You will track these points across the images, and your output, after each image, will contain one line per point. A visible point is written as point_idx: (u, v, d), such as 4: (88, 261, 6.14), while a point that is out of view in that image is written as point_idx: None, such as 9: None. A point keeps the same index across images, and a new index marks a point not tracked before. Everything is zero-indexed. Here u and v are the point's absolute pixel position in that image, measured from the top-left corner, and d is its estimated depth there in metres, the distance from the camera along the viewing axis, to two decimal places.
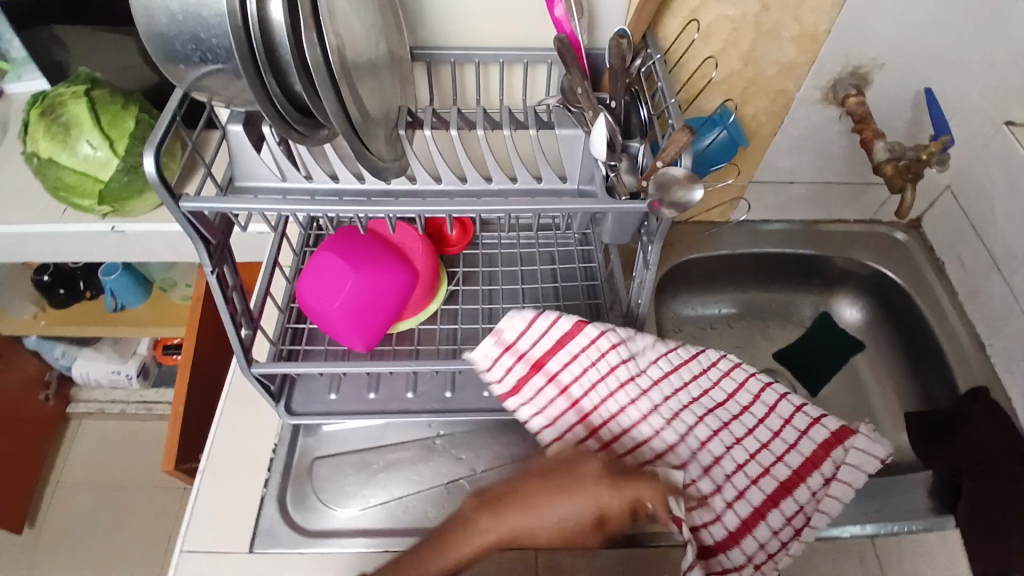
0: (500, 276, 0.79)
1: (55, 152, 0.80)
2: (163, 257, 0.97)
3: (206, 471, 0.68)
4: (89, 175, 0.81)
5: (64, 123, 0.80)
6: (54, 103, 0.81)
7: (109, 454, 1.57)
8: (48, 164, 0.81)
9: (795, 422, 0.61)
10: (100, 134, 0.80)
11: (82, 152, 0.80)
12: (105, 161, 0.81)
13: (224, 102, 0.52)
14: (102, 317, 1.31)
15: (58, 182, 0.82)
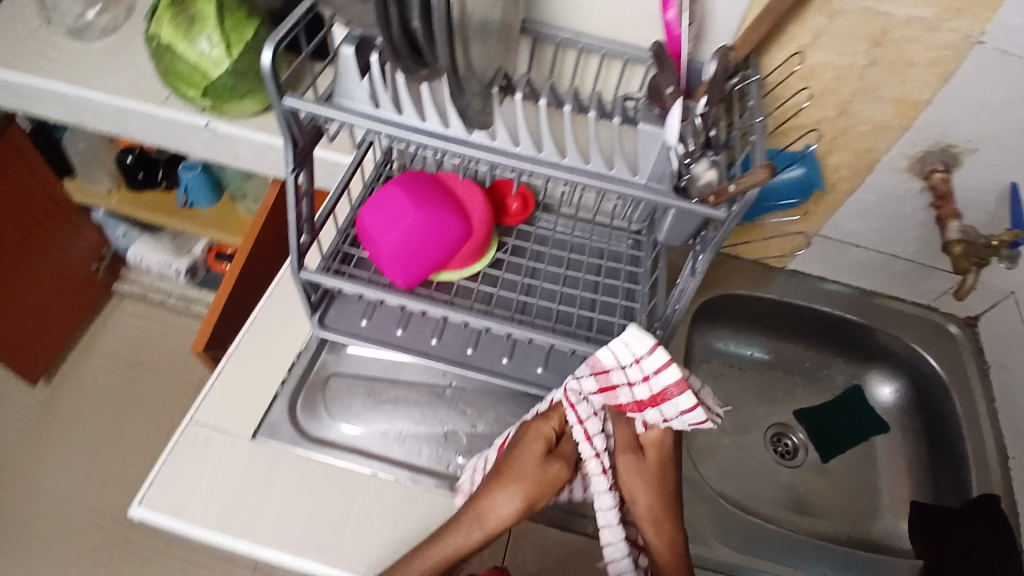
0: (548, 257, 0.81)
1: (175, 41, 0.86)
2: (243, 163, 1.02)
3: (232, 357, 0.72)
4: (200, 71, 0.86)
5: (190, 17, 0.85)
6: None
7: (140, 336, 1.64)
8: (165, 51, 0.87)
9: (634, 380, 0.60)
10: (220, 35, 0.84)
11: (197, 47, 0.85)
12: (215, 61, 0.85)
13: (345, 21, 0.57)
14: (171, 208, 1.39)
15: (171, 68, 0.88)
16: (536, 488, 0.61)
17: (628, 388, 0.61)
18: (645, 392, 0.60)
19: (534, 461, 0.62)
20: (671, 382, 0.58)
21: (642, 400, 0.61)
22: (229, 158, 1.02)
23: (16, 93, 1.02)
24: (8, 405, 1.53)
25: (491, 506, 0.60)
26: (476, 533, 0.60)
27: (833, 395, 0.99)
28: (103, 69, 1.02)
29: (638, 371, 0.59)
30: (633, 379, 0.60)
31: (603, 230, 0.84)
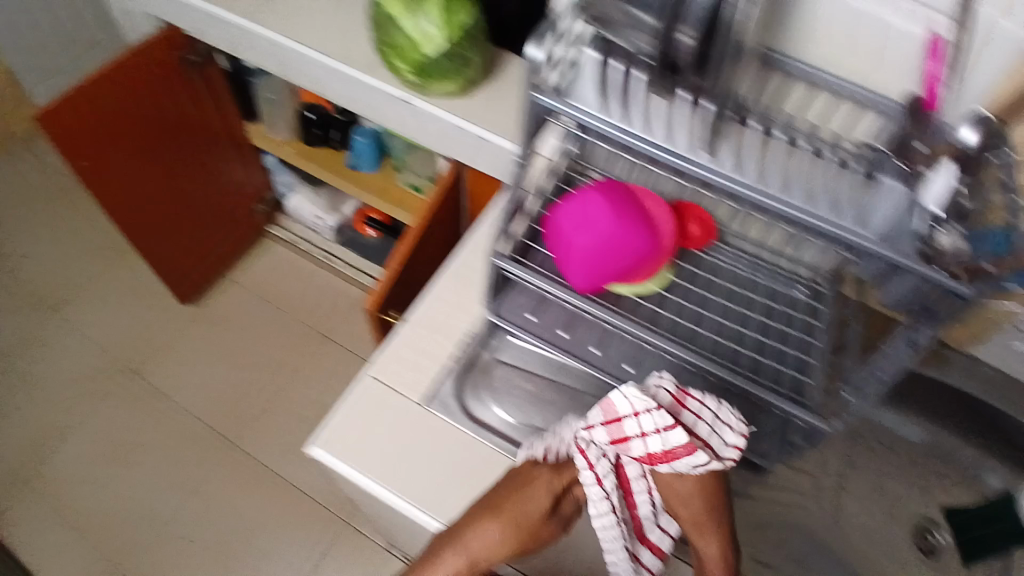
0: (720, 289, 0.79)
1: (400, 14, 0.85)
2: (426, 140, 1.05)
3: (408, 323, 0.76)
4: (418, 48, 0.87)
5: None
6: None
7: (282, 278, 1.75)
8: (385, 19, 0.87)
9: (643, 425, 0.57)
10: (444, 16, 0.84)
11: (417, 19, 0.85)
12: (431, 34, 0.85)
13: (604, 27, 0.58)
14: (337, 167, 1.49)
15: (390, 41, 0.88)
16: (515, 529, 0.60)
17: (641, 440, 0.57)
18: (656, 445, 0.56)
19: (528, 505, 0.61)
20: (680, 441, 0.55)
21: (651, 455, 0.57)
22: (415, 132, 1.05)
23: (238, 37, 1.12)
24: (155, 317, 1.68)
25: (468, 542, 0.59)
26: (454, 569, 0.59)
27: (984, 498, 0.98)
28: (319, 28, 1.08)
29: (638, 412, 0.57)
30: (643, 425, 0.57)
31: (776, 273, 0.81)
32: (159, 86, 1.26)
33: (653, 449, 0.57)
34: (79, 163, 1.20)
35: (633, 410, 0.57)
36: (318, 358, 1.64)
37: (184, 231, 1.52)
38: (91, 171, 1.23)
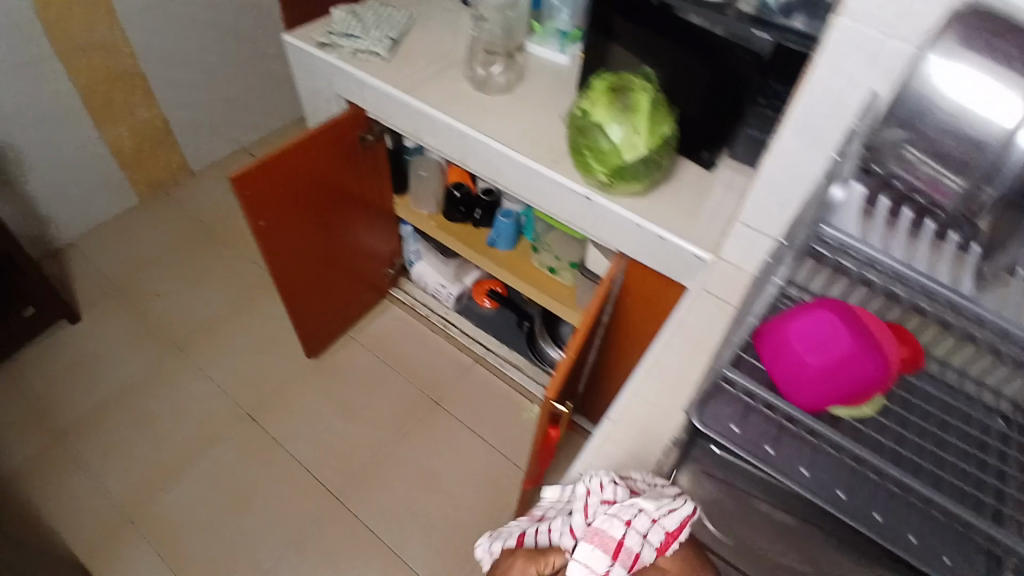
0: (920, 414, 0.76)
1: (606, 122, 0.90)
2: (595, 233, 1.09)
3: (611, 423, 0.81)
4: (619, 153, 0.90)
5: (628, 106, 0.90)
6: (622, 81, 0.92)
7: (399, 341, 1.82)
8: (592, 125, 0.91)
9: (642, 529, 0.59)
10: (649, 128, 0.89)
11: (626, 130, 0.89)
12: (636, 145, 0.90)
13: (894, 172, 0.67)
14: (476, 242, 1.56)
15: (589, 143, 0.92)
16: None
17: (644, 544, 0.58)
18: (658, 539, 0.59)
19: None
20: (681, 520, 0.60)
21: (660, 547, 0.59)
22: (587, 225, 1.09)
23: (420, 121, 1.19)
24: (279, 371, 1.73)
25: None
26: None
27: None
28: (500, 120, 1.15)
29: (632, 520, 0.60)
30: (643, 529, 0.59)
31: (976, 402, 0.77)
32: (335, 156, 1.33)
33: (657, 547, 0.59)
34: (256, 223, 1.25)
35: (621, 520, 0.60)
36: (428, 428, 1.64)
37: (319, 288, 1.58)
38: (265, 230, 1.28)
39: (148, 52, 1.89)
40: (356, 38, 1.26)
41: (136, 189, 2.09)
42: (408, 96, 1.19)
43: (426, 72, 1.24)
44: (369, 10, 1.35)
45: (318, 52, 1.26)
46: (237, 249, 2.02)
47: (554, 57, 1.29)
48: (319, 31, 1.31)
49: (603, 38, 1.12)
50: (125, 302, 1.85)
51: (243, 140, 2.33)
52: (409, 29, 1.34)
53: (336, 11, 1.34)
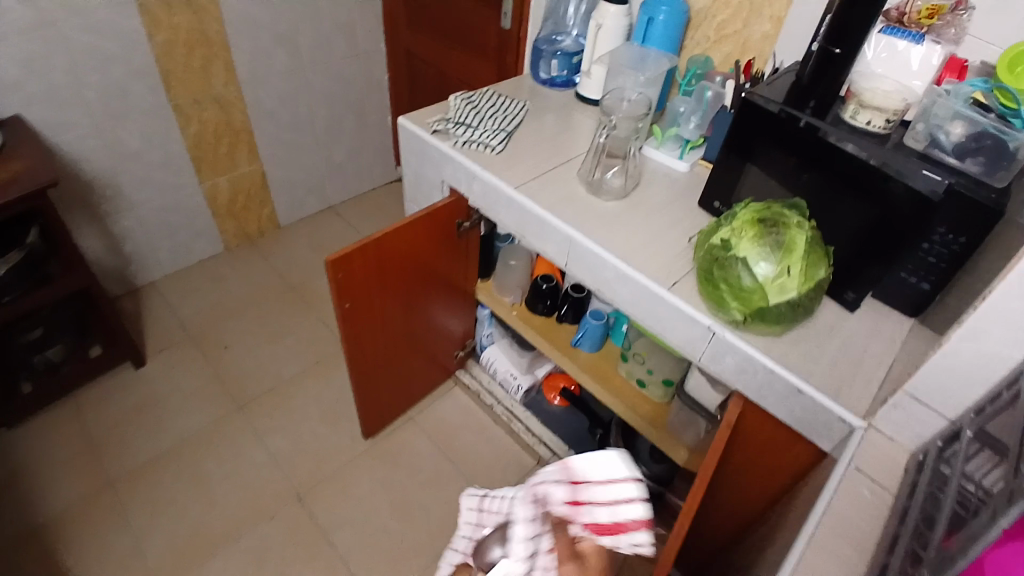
0: None
1: (751, 256, 0.80)
2: (709, 369, 0.96)
3: None
4: (763, 291, 0.79)
5: (779, 242, 0.80)
6: (773, 217, 0.82)
7: (458, 428, 1.71)
8: (735, 262, 0.81)
9: (602, 492, 0.58)
10: (801, 269, 0.79)
11: (775, 272, 0.79)
12: (785, 290, 0.79)
13: None
14: (559, 340, 1.45)
15: (728, 277, 0.81)
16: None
17: (595, 509, 0.58)
18: (606, 517, 0.58)
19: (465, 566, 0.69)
20: (633, 519, 0.58)
21: (605, 526, 0.58)
22: (700, 359, 0.96)
23: (527, 221, 1.13)
24: (332, 447, 1.64)
25: None
26: None
27: None
28: (613, 227, 1.07)
29: (602, 487, 0.58)
30: (605, 495, 0.58)
31: None
32: (429, 242, 1.28)
33: (608, 514, 0.58)
34: (341, 305, 1.19)
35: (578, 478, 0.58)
36: None
37: (391, 370, 1.50)
38: (349, 312, 1.21)
39: (259, 112, 1.97)
40: (470, 129, 1.24)
41: (225, 238, 2.13)
42: (517, 195, 1.13)
43: (537, 167, 1.19)
44: (483, 100, 1.35)
45: (430, 139, 1.25)
46: (311, 309, 2.00)
47: (674, 161, 1.21)
48: (433, 116, 1.30)
49: (733, 155, 1.03)
50: (195, 352, 1.84)
51: (331, 201, 2.37)
52: (522, 122, 1.32)
53: (452, 99, 1.34)
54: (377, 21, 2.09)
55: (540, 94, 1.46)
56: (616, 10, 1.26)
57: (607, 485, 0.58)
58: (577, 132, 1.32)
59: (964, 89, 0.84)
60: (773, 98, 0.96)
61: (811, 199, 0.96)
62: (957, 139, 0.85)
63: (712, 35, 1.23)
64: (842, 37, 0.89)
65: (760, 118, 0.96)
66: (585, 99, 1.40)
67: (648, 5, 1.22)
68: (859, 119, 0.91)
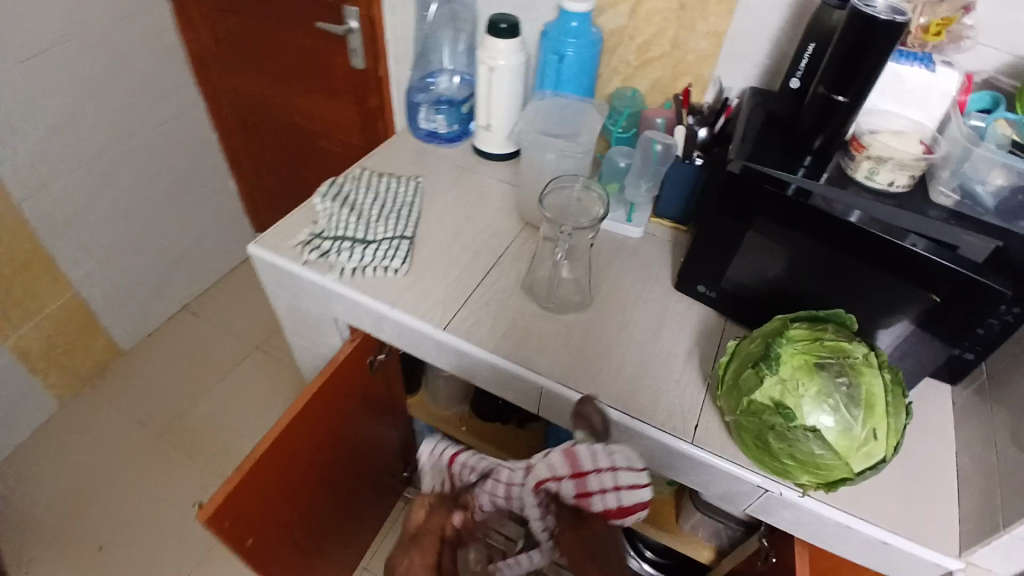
0: None
1: (822, 423, 0.59)
2: (763, 518, 0.76)
3: None
4: (846, 464, 0.60)
5: (851, 395, 0.59)
6: (832, 356, 0.61)
7: None
8: (805, 434, 0.59)
9: (616, 473, 0.58)
10: (887, 425, 0.59)
11: (861, 440, 0.59)
12: (875, 455, 0.60)
13: None
14: (527, 451, 1.18)
15: (796, 451, 0.61)
16: None
17: (603, 495, 0.57)
18: (612, 504, 0.57)
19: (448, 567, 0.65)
20: (642, 502, 0.58)
21: (613, 512, 0.58)
22: (751, 509, 0.75)
23: (472, 367, 0.83)
24: None
25: None
26: None
27: None
28: (590, 355, 0.81)
29: (616, 479, 0.58)
30: (618, 479, 0.58)
31: None
32: (336, 403, 0.96)
33: (618, 499, 0.57)
34: (243, 544, 0.86)
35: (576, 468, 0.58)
36: None
37: (333, 539, 1.19)
38: (256, 544, 0.88)
39: (56, 226, 1.46)
40: (361, 250, 0.89)
41: (55, 392, 1.62)
42: (454, 337, 0.82)
43: (468, 280, 0.89)
44: (360, 194, 1.00)
45: (305, 275, 0.88)
46: (200, 452, 1.59)
47: (623, 229, 0.97)
48: (300, 236, 0.93)
49: (716, 234, 0.80)
50: (57, 566, 1.38)
51: (183, 297, 1.90)
52: (420, 213, 0.99)
53: (315, 202, 0.97)
54: (184, 71, 1.61)
55: (428, 154, 1.12)
56: (509, 45, 0.97)
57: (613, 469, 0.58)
58: (494, 206, 1.02)
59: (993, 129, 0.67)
60: (762, 163, 0.74)
61: (828, 280, 0.75)
62: (996, 193, 0.67)
63: (634, 58, 0.98)
64: (845, 82, 0.66)
65: (751, 193, 0.73)
66: (484, 152, 1.10)
67: (552, 35, 0.94)
68: (877, 179, 0.71)
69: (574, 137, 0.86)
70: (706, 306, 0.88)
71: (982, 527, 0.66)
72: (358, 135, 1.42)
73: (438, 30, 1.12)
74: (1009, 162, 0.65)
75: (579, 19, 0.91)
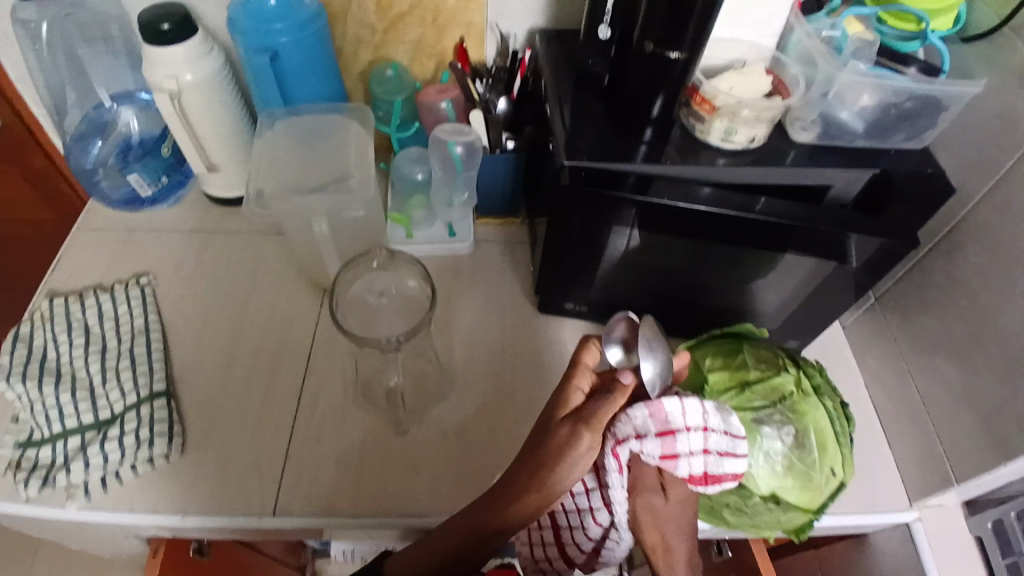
0: None
1: (781, 491, 0.47)
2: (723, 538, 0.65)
3: None
4: (814, 514, 0.49)
5: (801, 447, 0.47)
6: (767, 403, 0.48)
7: None
8: (767, 507, 0.48)
9: (710, 436, 0.44)
10: (842, 454, 0.49)
11: (823, 488, 0.48)
12: (836, 491, 0.50)
13: None
14: None
15: (759, 523, 0.49)
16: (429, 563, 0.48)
17: (689, 459, 0.43)
18: (699, 471, 0.44)
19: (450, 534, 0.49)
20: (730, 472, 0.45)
21: (695, 479, 0.45)
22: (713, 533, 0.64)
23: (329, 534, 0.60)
24: None
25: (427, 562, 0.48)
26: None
27: None
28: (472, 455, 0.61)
29: (704, 442, 0.44)
30: (709, 442, 0.44)
31: None
32: None
33: (704, 465, 0.44)
34: None
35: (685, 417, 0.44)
36: None
37: None
38: None
39: None
40: (100, 449, 0.59)
41: None
42: (292, 523, 0.57)
43: (278, 418, 0.62)
44: (66, 349, 0.65)
45: (32, 515, 0.57)
46: None
47: (441, 249, 0.74)
48: (3, 458, 0.59)
49: (562, 253, 0.62)
50: None
51: None
52: (166, 342, 0.67)
53: (1, 391, 0.62)
54: None
55: (151, 231, 0.77)
56: (190, 50, 0.64)
57: (705, 430, 0.44)
58: (269, 280, 0.72)
59: (845, 37, 0.56)
60: (597, 159, 0.55)
61: (703, 264, 0.62)
62: (865, 113, 0.57)
63: (378, 19, 0.69)
64: (676, 34, 0.48)
65: (599, 206, 0.55)
66: (220, 199, 0.78)
67: (241, 23, 0.61)
68: (736, 139, 0.56)
69: (343, 176, 0.59)
70: (578, 320, 0.71)
71: (928, 473, 0.62)
72: (42, 210, 0.93)
73: (75, 47, 0.71)
74: (882, 79, 0.54)
75: None
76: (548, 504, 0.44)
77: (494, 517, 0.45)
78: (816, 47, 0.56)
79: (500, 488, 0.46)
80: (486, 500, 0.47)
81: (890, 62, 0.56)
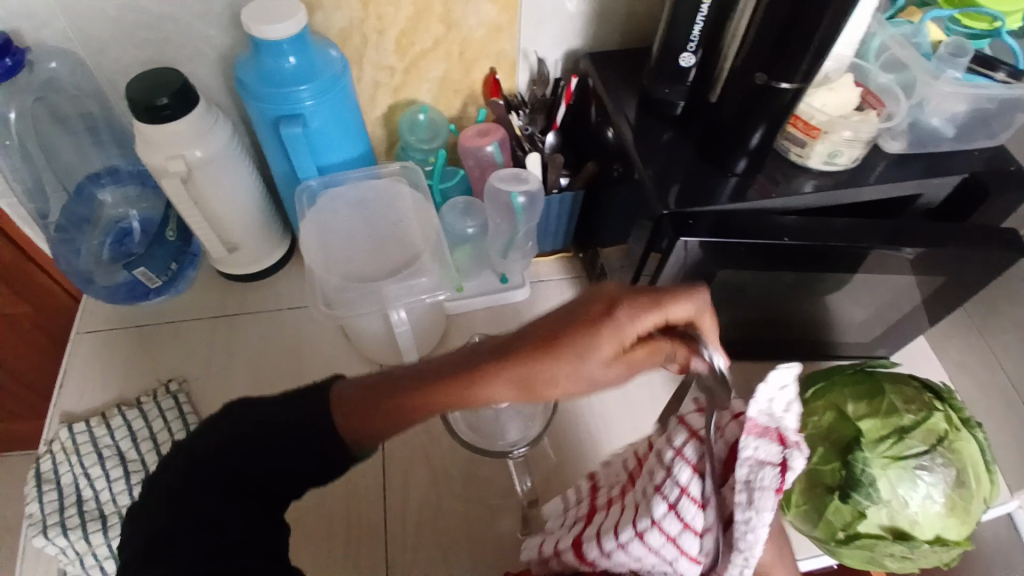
0: None
1: (948, 531, 0.47)
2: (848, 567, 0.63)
3: None
4: (968, 547, 0.49)
5: (962, 486, 0.47)
6: (926, 447, 0.46)
7: None
8: (934, 550, 0.47)
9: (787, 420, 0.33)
10: (990, 482, 0.49)
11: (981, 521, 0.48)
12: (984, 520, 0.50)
13: None
14: None
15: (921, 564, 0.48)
16: (366, 411, 0.37)
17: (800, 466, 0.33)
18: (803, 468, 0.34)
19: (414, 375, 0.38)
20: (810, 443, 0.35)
21: None
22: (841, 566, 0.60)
23: None
24: None
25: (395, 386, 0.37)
26: (392, 424, 0.37)
27: None
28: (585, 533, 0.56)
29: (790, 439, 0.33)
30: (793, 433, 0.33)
31: None
32: None
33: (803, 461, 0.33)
34: None
35: (789, 416, 0.33)
36: None
37: None
38: None
39: None
40: None
41: None
42: None
43: (367, 521, 0.55)
44: (101, 485, 0.56)
45: None
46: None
47: (500, 297, 0.68)
48: None
49: None
50: None
51: None
52: None
53: (40, 547, 0.53)
54: None
55: (167, 325, 0.68)
56: (194, 125, 0.55)
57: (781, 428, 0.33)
58: (318, 364, 0.65)
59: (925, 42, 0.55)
60: (690, 201, 0.51)
61: (803, 294, 0.58)
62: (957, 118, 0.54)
63: (398, 59, 0.62)
64: (788, 63, 0.44)
65: (703, 256, 0.50)
66: (239, 276, 0.69)
67: (257, 90, 0.53)
68: (838, 160, 0.53)
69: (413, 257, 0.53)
70: None
71: None
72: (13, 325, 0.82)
73: (47, 135, 0.61)
74: (980, 88, 0.51)
75: (295, 49, 0.52)
76: (525, 395, 0.36)
77: (476, 370, 0.35)
78: (902, 51, 0.55)
79: (512, 348, 0.36)
80: (474, 357, 0.36)
81: (980, 67, 0.53)
